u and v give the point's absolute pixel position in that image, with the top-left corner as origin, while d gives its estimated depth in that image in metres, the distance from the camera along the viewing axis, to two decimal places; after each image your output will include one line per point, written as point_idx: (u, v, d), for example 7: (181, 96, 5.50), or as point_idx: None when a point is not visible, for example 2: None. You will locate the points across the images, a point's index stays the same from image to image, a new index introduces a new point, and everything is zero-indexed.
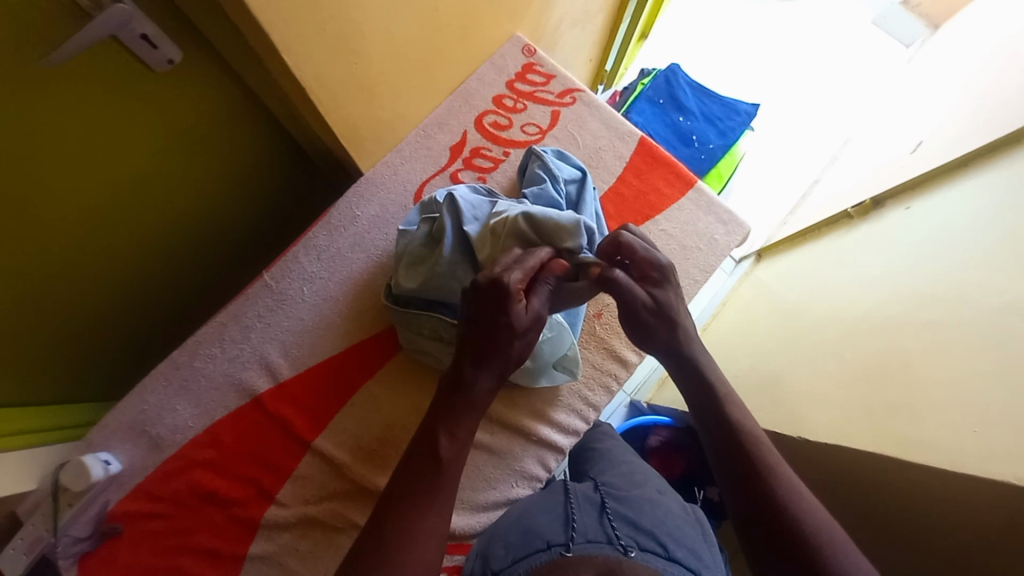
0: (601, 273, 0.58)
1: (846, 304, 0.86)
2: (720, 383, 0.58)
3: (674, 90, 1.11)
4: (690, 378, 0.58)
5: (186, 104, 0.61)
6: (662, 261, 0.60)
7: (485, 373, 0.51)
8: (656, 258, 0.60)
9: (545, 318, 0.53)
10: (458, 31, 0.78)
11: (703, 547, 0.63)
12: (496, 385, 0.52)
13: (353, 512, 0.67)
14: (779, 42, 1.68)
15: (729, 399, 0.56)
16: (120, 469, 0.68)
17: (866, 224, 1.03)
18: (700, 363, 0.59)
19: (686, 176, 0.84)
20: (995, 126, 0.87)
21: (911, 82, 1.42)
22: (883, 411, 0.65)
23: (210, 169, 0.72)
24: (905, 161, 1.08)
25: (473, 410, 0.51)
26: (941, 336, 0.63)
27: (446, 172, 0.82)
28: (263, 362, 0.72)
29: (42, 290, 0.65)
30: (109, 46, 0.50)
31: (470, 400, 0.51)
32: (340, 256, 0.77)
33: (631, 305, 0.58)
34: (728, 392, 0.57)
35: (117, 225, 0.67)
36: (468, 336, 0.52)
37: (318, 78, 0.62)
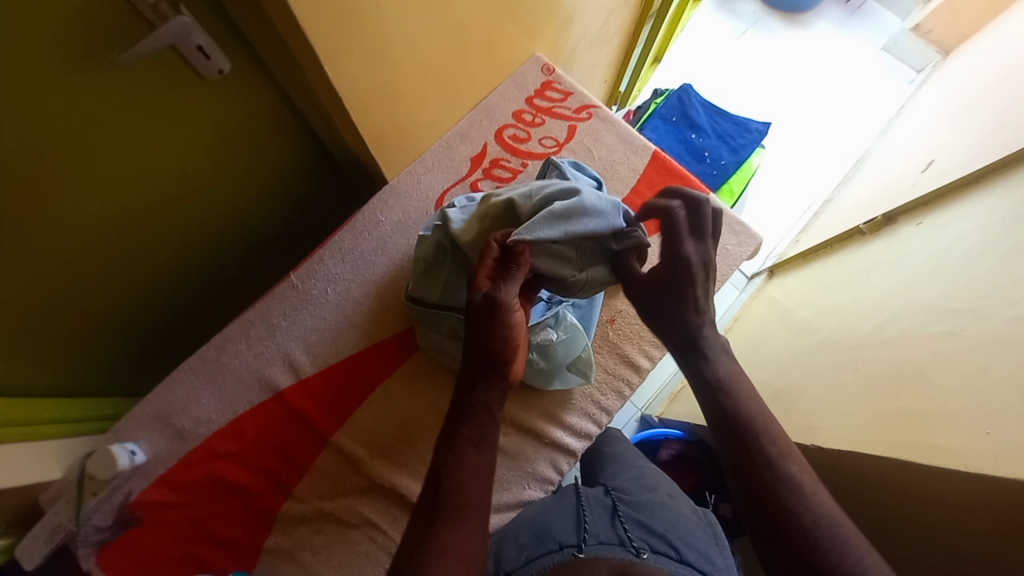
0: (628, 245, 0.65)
1: (859, 317, 0.87)
2: (729, 376, 0.55)
3: (687, 108, 1.15)
4: (698, 375, 0.56)
5: (229, 111, 0.66)
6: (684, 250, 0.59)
7: (488, 385, 0.54)
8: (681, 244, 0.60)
9: (507, 304, 0.54)
10: (483, 49, 0.83)
11: (713, 549, 0.67)
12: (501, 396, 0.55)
13: (368, 508, 0.69)
14: (790, 66, 1.72)
15: (737, 393, 0.54)
16: (144, 459, 0.70)
17: (878, 240, 1.04)
18: (710, 357, 0.57)
19: (698, 189, 0.87)
20: (1005, 145, 0.89)
21: (921, 106, 1.44)
22: (898, 421, 0.65)
23: (245, 173, 0.76)
24: (916, 179, 1.10)
25: (479, 424, 0.53)
26: (956, 347, 0.64)
27: (466, 181, 0.86)
28: (286, 359, 0.74)
29: (84, 282, 0.69)
30: (167, 54, 0.55)
31: (477, 415, 0.53)
32: (363, 259, 0.80)
33: (636, 283, 0.64)
34: (735, 382, 0.55)
35: (157, 222, 0.71)
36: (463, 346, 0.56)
37: (352, 88, 0.67)
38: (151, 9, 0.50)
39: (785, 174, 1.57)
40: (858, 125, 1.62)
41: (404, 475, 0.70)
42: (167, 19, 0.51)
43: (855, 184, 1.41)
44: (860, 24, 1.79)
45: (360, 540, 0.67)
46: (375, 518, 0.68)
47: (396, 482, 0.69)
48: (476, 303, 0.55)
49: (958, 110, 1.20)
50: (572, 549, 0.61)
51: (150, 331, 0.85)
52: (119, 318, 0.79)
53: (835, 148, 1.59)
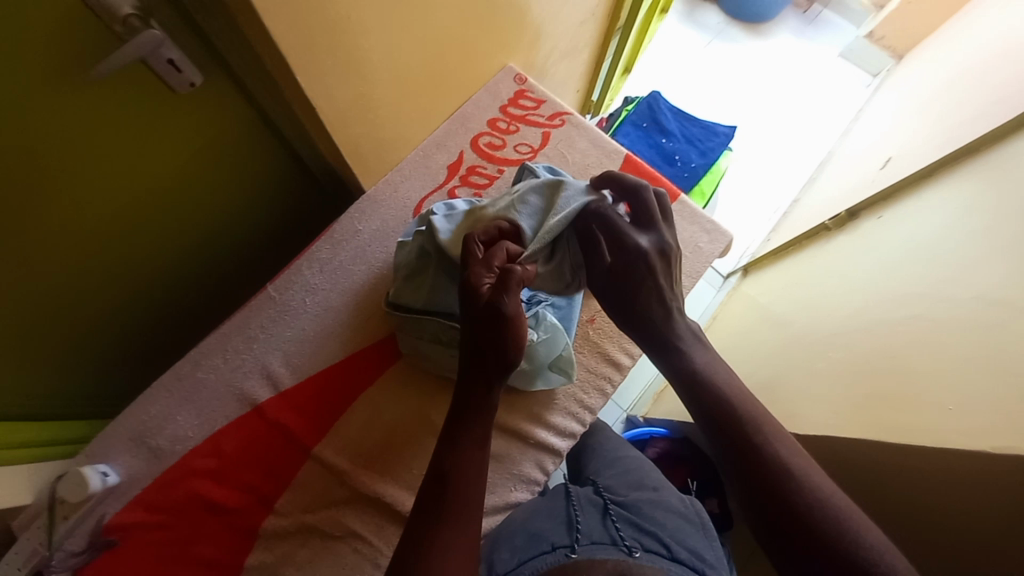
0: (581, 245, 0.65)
1: (829, 309, 0.90)
2: (699, 359, 0.57)
3: (657, 114, 1.18)
4: (671, 363, 0.57)
5: (202, 122, 0.65)
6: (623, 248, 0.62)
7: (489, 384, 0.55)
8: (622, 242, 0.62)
9: (502, 303, 0.52)
10: (455, 60, 0.84)
11: (702, 543, 0.67)
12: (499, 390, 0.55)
13: (354, 520, 0.68)
14: (754, 73, 1.80)
15: (710, 373, 0.55)
16: (118, 480, 0.68)
17: (843, 235, 1.08)
18: (679, 344, 0.58)
19: (670, 190, 0.90)
20: (954, 142, 0.94)
21: (878, 109, 1.52)
22: (869, 406, 0.67)
23: (220, 184, 0.76)
24: (876, 176, 1.15)
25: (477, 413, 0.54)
26: (918, 332, 0.67)
27: (443, 188, 0.87)
28: (265, 371, 0.73)
29: (51, 301, 0.67)
30: (138, 67, 0.54)
31: (475, 405, 0.54)
32: (342, 269, 0.80)
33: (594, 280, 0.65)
34: (706, 364, 0.56)
35: (128, 237, 0.70)
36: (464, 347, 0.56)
37: (327, 100, 0.67)
38: (121, 23, 0.49)
39: (755, 176, 1.62)
40: (820, 128, 1.69)
41: (389, 484, 0.69)
42: (137, 32, 0.50)
43: (820, 184, 1.46)
44: (818, 33, 1.88)
45: (346, 552, 0.66)
46: (361, 529, 0.67)
47: (381, 491, 0.69)
48: (479, 304, 0.53)
49: (911, 111, 1.26)
50: (565, 549, 0.62)
51: (123, 349, 0.83)
52: (90, 337, 0.77)
53: (800, 150, 1.66)
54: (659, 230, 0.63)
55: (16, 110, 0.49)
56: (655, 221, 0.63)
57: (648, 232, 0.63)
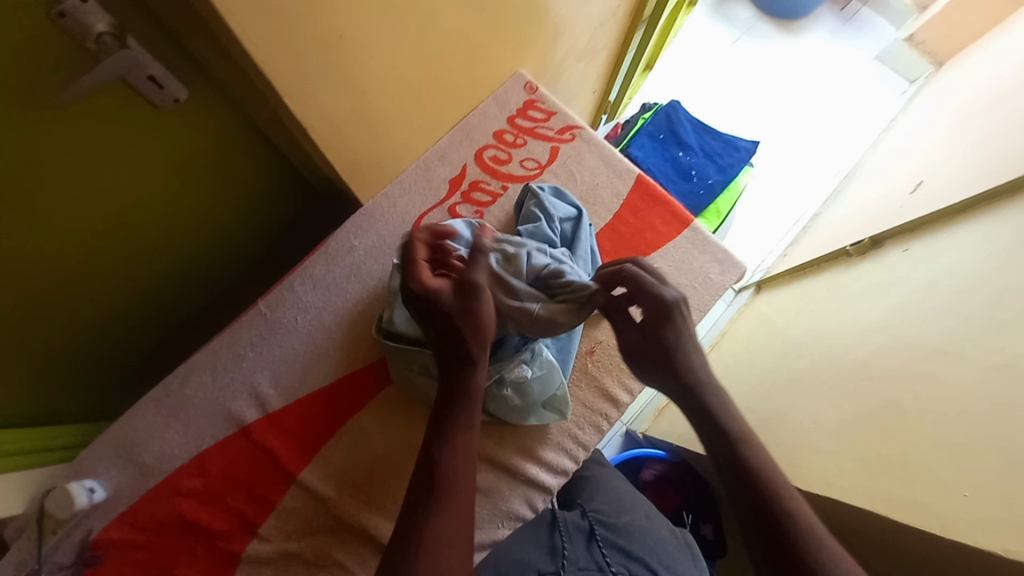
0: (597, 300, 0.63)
1: (844, 347, 0.85)
2: (736, 421, 0.52)
3: (675, 125, 1.12)
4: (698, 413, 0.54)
5: (190, 135, 0.63)
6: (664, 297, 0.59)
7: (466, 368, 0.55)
8: (661, 294, 0.59)
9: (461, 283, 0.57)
10: (460, 68, 0.79)
11: (692, 572, 0.68)
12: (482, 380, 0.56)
13: (338, 550, 0.67)
14: (783, 75, 1.70)
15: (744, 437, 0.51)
16: (105, 495, 0.68)
17: (865, 264, 1.02)
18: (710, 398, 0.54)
19: (683, 215, 0.85)
20: (992, 174, 0.88)
21: (913, 121, 1.43)
22: (878, 466, 0.64)
23: (212, 198, 0.73)
24: (904, 201, 1.08)
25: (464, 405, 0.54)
26: (938, 391, 0.63)
27: (444, 205, 0.83)
28: (253, 391, 0.72)
29: (35, 309, 0.66)
30: (118, 86, 0.51)
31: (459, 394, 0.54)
32: (336, 286, 0.77)
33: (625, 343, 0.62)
34: (744, 429, 0.52)
35: (115, 248, 0.68)
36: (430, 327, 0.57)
37: (315, 115, 0.64)
38: (94, 41, 0.46)
39: (775, 186, 1.55)
40: (849, 137, 1.60)
41: (375, 515, 0.68)
42: (112, 51, 0.47)
43: (844, 200, 1.39)
44: (854, 34, 1.77)
45: None
46: (344, 560, 0.66)
47: (367, 522, 0.67)
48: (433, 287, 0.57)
49: (947, 130, 1.18)
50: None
51: (117, 354, 0.82)
52: (82, 343, 0.76)
53: (826, 161, 1.57)
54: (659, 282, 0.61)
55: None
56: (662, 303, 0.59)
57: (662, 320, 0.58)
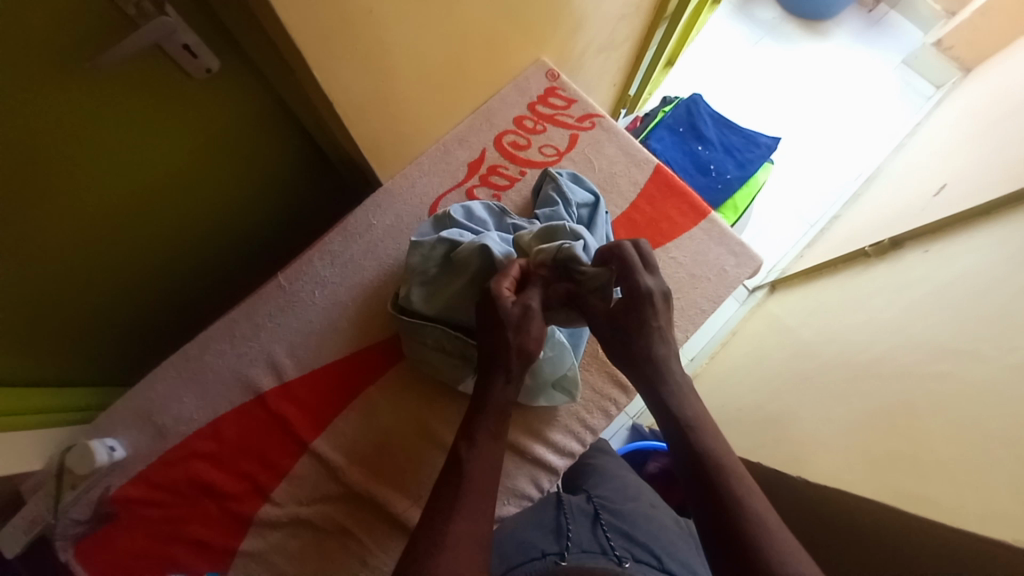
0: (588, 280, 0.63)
1: (858, 347, 0.84)
2: (691, 414, 0.57)
3: (694, 119, 1.12)
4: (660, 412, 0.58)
5: (219, 106, 0.64)
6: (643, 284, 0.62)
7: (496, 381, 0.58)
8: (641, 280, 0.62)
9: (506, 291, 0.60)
10: (484, 52, 0.80)
11: (695, 559, 0.68)
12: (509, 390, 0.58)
13: (347, 518, 0.68)
14: (806, 76, 1.68)
15: (698, 426, 0.56)
16: (124, 455, 0.70)
17: (883, 265, 1.01)
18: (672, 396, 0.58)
19: (700, 206, 0.85)
20: (1019, 177, 0.86)
21: (938, 125, 1.41)
22: (889, 462, 0.64)
23: (237, 170, 0.75)
24: (926, 203, 1.07)
25: (485, 411, 0.56)
26: (955, 390, 0.62)
27: (462, 187, 0.84)
28: (269, 361, 0.74)
29: (64, 274, 0.68)
30: (154, 53, 0.53)
31: (482, 402, 0.57)
32: (353, 263, 0.79)
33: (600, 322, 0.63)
34: (698, 418, 0.57)
35: (142, 216, 0.70)
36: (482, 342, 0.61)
37: (342, 90, 0.65)
38: (133, 6, 0.48)
39: (793, 187, 1.53)
40: (871, 141, 1.58)
41: (384, 487, 0.69)
42: (150, 17, 0.49)
43: (864, 203, 1.38)
44: (881, 37, 1.74)
45: (336, 549, 0.67)
46: (353, 527, 0.68)
47: (376, 493, 0.68)
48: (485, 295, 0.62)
49: (973, 134, 1.17)
50: (555, 557, 0.62)
51: (137, 321, 0.84)
52: (106, 309, 0.78)
53: (846, 164, 1.55)
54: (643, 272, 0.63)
55: (29, 96, 0.49)
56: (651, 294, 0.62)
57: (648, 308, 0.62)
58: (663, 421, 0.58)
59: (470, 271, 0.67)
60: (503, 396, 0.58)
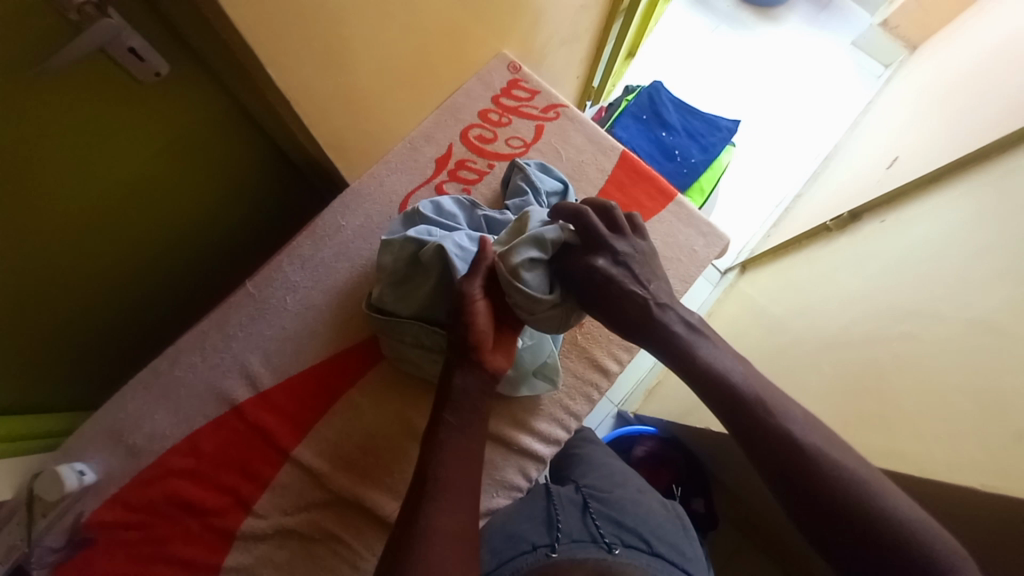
0: (589, 261, 0.61)
1: (826, 316, 0.87)
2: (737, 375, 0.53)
3: (658, 106, 1.14)
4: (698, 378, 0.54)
5: (174, 110, 0.62)
6: (616, 222, 0.64)
7: (461, 371, 0.57)
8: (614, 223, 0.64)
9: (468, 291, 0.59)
10: (445, 46, 0.80)
11: (683, 540, 0.70)
12: (477, 386, 0.56)
13: (334, 523, 0.67)
14: (763, 61, 1.73)
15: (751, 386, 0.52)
16: (95, 479, 0.67)
17: (845, 237, 1.05)
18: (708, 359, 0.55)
19: (667, 190, 0.87)
20: (962, 146, 0.91)
21: (888, 102, 1.47)
22: (861, 423, 0.66)
23: (197, 178, 0.73)
24: (881, 176, 1.12)
25: (453, 402, 0.55)
26: (913, 348, 0.65)
27: (431, 183, 0.84)
28: (244, 371, 0.72)
29: (20, 295, 0.65)
30: (99, 59, 0.51)
31: (451, 392, 0.56)
32: (324, 265, 0.78)
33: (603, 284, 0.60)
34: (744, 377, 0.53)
35: (98, 231, 0.67)
36: (454, 335, 0.60)
37: (302, 89, 0.64)
38: (76, 12, 0.46)
39: (757, 169, 1.58)
40: (827, 121, 1.64)
41: (370, 489, 0.68)
42: (94, 21, 0.47)
43: (824, 180, 1.43)
44: (831, 20, 1.81)
45: (325, 556, 0.66)
46: (341, 534, 0.67)
47: (363, 496, 0.68)
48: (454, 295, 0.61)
49: (920, 109, 1.23)
50: (545, 549, 0.64)
51: (101, 340, 0.81)
52: (66, 330, 0.75)
53: (806, 144, 1.61)
54: (625, 232, 0.63)
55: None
56: (623, 226, 0.64)
57: (619, 237, 0.63)
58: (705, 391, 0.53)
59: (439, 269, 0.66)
60: (472, 389, 0.56)
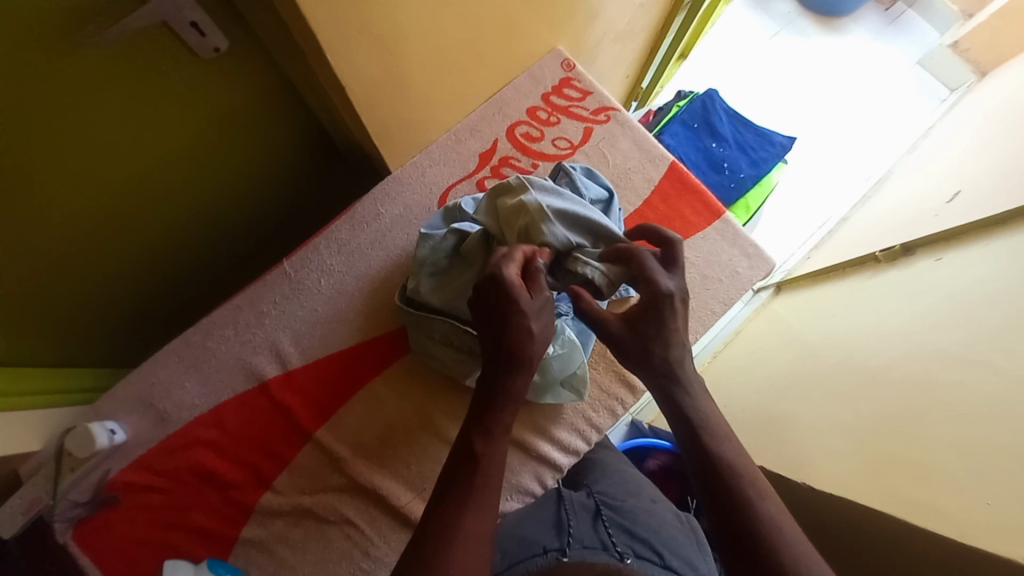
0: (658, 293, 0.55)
1: (866, 353, 0.83)
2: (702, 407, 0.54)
3: (709, 115, 1.10)
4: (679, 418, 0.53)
5: (228, 86, 0.62)
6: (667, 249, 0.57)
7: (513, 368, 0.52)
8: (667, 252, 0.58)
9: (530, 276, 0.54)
10: (500, 39, 0.78)
11: (696, 555, 0.68)
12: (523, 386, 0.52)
13: (349, 507, 0.68)
14: (821, 74, 1.65)
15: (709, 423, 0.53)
16: (125, 439, 0.69)
17: (892, 271, 1.00)
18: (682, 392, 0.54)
19: (714, 206, 0.83)
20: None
21: (953, 128, 1.39)
22: (894, 472, 0.64)
23: (243, 155, 0.73)
24: (939, 209, 1.06)
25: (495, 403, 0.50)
26: (959, 401, 0.62)
27: (473, 178, 0.82)
28: (273, 349, 0.73)
29: (70, 260, 0.68)
30: (161, 31, 0.51)
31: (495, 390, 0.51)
32: (359, 253, 0.77)
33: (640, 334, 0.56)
34: (709, 414, 0.53)
35: (150, 200, 0.69)
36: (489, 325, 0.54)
37: (356, 74, 0.63)
38: None
39: (803, 188, 1.52)
40: (883, 143, 1.56)
41: (385, 478, 0.69)
42: None
43: (874, 206, 1.36)
44: (899, 35, 1.71)
45: (336, 538, 0.67)
46: (353, 516, 0.67)
47: (377, 484, 0.68)
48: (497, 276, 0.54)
49: (987, 140, 1.15)
50: (556, 553, 0.62)
51: (141, 305, 0.83)
52: (107, 293, 0.77)
53: (857, 165, 1.53)
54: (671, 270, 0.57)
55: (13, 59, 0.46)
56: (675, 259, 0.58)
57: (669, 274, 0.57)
58: (675, 419, 0.54)
59: (473, 264, 0.66)
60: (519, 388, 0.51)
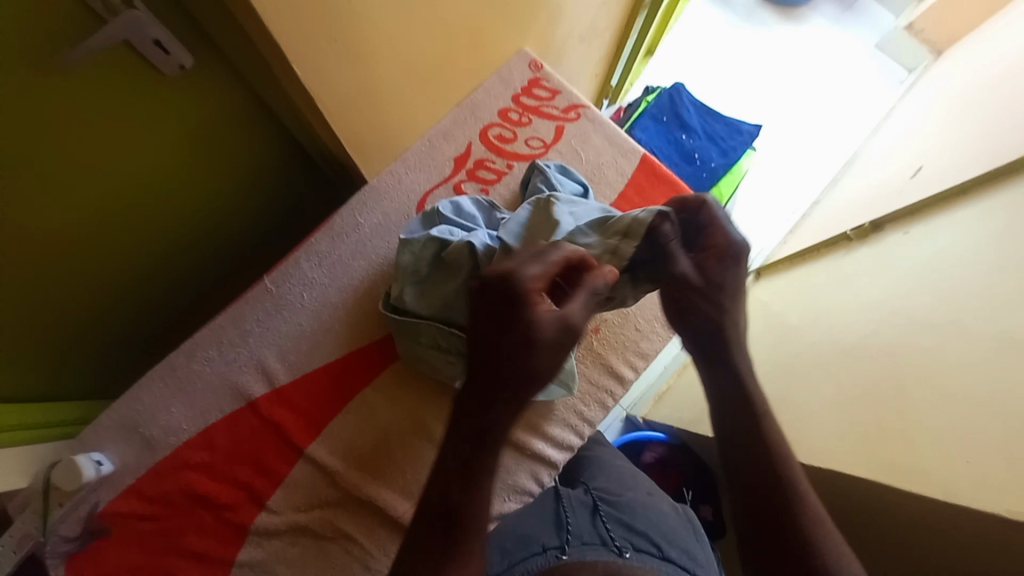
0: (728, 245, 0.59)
1: (844, 328, 0.85)
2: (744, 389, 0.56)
3: (677, 107, 1.13)
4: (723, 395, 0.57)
5: (196, 104, 0.62)
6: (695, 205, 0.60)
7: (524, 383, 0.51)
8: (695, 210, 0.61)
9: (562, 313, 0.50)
10: (466, 44, 0.79)
11: (694, 545, 0.68)
12: None
13: (347, 522, 0.67)
14: (783, 62, 1.70)
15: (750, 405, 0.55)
16: (112, 469, 0.68)
17: (864, 247, 1.03)
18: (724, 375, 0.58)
19: (688, 195, 0.85)
20: (990, 157, 0.89)
21: (912, 107, 1.44)
22: (878, 439, 0.66)
23: (214, 173, 0.73)
24: (904, 185, 1.10)
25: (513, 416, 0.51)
26: (933, 365, 0.64)
27: (450, 182, 0.83)
28: (259, 366, 0.72)
29: (42, 290, 0.67)
30: (123, 51, 0.51)
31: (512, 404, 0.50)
32: (341, 264, 0.77)
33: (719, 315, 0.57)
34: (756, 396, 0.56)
35: (122, 223, 0.68)
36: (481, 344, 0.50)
37: (326, 84, 0.63)
38: (100, 1, 0.46)
39: (775, 174, 1.55)
40: (848, 125, 1.61)
41: (382, 487, 0.69)
42: (118, 12, 0.48)
43: (843, 186, 1.40)
44: (854, 21, 1.77)
45: (337, 553, 0.67)
46: (352, 531, 0.67)
47: (374, 494, 0.68)
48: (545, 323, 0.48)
49: (945, 116, 1.20)
50: (556, 551, 0.62)
51: (121, 331, 0.82)
52: (85, 321, 0.75)
53: (825, 148, 1.58)
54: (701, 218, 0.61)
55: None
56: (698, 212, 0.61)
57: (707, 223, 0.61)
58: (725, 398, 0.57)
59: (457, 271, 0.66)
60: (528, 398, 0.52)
